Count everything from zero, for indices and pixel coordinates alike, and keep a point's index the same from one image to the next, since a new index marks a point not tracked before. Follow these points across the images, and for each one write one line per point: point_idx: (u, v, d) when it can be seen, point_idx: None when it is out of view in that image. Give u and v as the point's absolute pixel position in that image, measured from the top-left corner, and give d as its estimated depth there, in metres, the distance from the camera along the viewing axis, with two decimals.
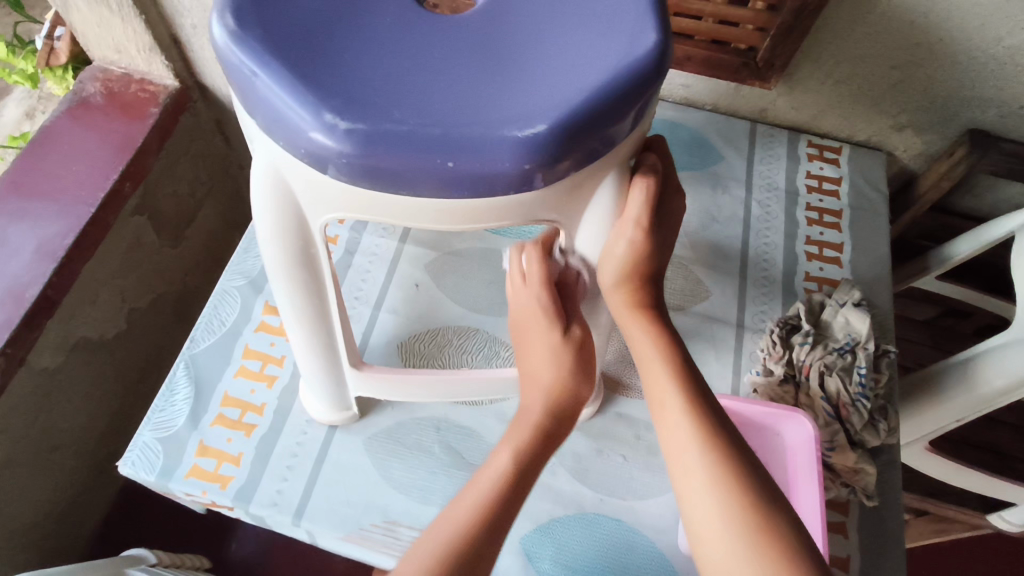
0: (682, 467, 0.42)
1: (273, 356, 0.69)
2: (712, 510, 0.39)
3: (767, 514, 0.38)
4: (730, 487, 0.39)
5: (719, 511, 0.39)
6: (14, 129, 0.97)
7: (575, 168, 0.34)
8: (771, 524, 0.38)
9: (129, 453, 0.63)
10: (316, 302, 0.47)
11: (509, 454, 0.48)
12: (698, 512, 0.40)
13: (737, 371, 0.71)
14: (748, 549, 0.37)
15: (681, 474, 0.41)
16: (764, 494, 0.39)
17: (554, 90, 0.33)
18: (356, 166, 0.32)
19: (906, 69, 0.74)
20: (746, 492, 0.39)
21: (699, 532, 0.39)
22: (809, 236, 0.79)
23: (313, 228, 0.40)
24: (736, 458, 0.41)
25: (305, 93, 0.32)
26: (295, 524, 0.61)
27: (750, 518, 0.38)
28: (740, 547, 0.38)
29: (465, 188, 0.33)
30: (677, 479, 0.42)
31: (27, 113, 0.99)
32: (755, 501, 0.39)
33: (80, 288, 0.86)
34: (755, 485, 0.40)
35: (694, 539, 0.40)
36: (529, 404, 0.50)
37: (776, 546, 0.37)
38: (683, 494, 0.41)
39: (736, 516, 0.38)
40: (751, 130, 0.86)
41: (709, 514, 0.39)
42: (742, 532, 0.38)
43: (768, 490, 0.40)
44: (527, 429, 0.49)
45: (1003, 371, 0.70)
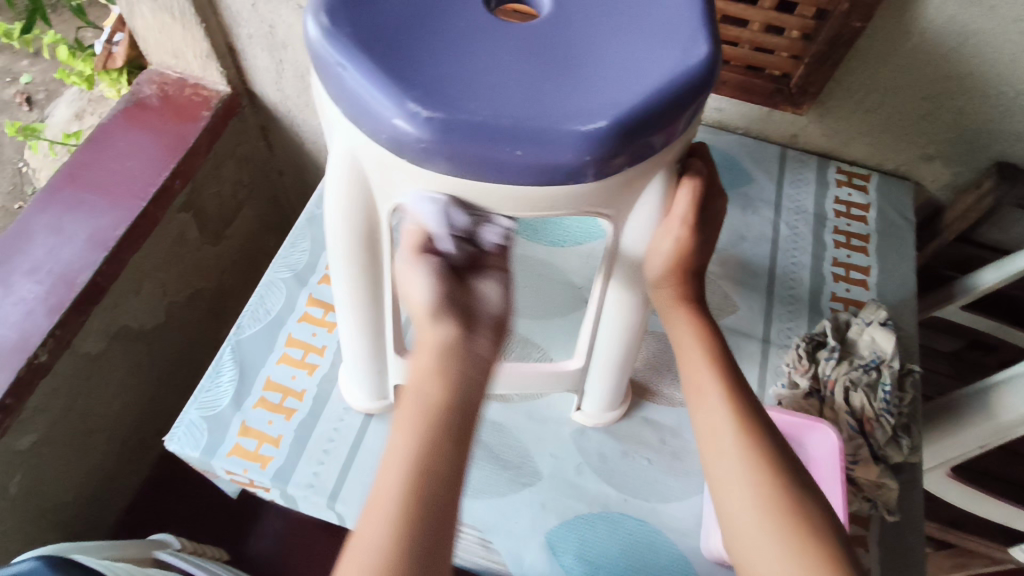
0: (715, 449, 0.44)
1: (315, 345, 0.72)
2: (745, 491, 0.42)
3: (796, 497, 0.41)
4: (763, 471, 0.42)
5: (750, 492, 0.42)
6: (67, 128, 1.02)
7: (628, 165, 0.37)
8: (804, 508, 0.41)
9: (176, 430, 0.66)
10: (372, 287, 0.50)
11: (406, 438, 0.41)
12: (730, 493, 0.42)
13: (763, 384, 0.72)
14: (777, 528, 0.40)
15: (715, 456, 0.44)
16: (795, 478, 0.42)
17: (614, 91, 0.36)
18: (432, 150, 0.36)
19: (936, 100, 0.76)
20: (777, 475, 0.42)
21: (731, 511, 0.42)
22: (836, 257, 0.81)
23: (381, 212, 0.43)
24: (768, 443, 0.43)
25: (390, 84, 0.35)
26: (330, 506, 0.63)
27: (782, 499, 0.41)
28: (771, 526, 0.40)
29: (530, 176, 0.36)
30: (710, 462, 0.44)
31: (77, 114, 1.04)
32: (787, 486, 0.41)
33: (126, 278, 0.90)
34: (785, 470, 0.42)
35: (726, 516, 0.42)
36: (424, 376, 0.43)
37: (803, 526, 0.40)
38: (715, 474, 0.44)
39: (767, 497, 0.41)
40: (781, 154, 0.89)
41: (741, 495, 0.42)
42: (772, 513, 0.41)
43: (797, 480, 0.42)
44: (422, 409, 0.41)
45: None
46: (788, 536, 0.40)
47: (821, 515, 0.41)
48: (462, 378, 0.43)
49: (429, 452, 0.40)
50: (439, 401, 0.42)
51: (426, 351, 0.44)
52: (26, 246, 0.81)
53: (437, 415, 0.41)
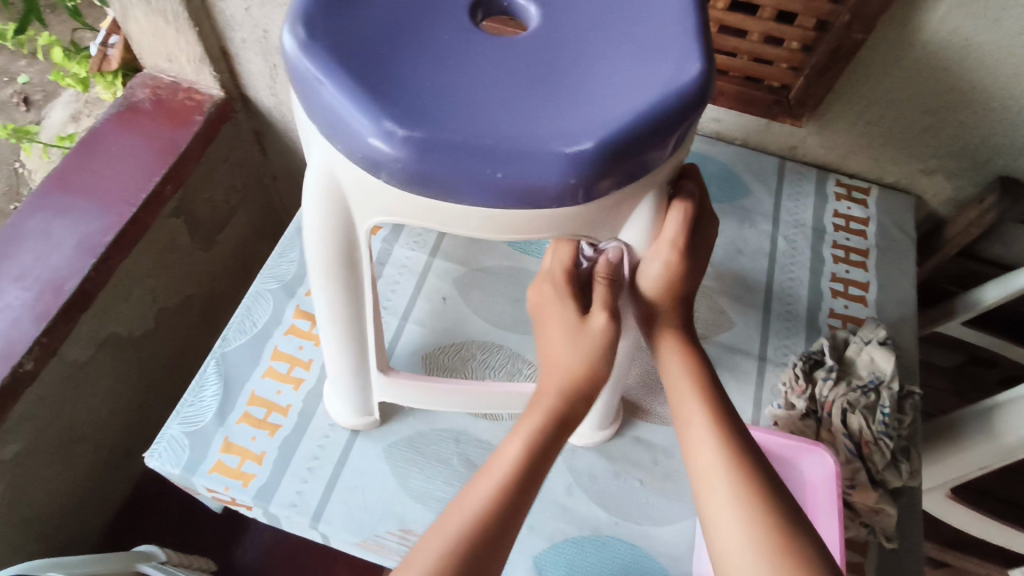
0: (705, 486, 0.42)
1: (301, 359, 0.71)
2: (736, 527, 0.40)
3: (789, 533, 0.39)
4: (756, 505, 0.40)
5: (742, 527, 0.40)
6: (60, 131, 1.01)
7: (616, 187, 0.36)
8: (799, 545, 0.38)
9: (157, 445, 0.64)
10: (353, 306, 0.49)
11: (520, 443, 0.45)
12: (722, 529, 0.40)
13: (759, 404, 0.71)
14: (771, 567, 0.38)
15: (705, 491, 0.42)
16: (786, 511, 0.40)
17: (601, 111, 0.35)
18: (409, 170, 0.34)
19: (938, 114, 0.75)
20: (770, 509, 0.40)
21: (724, 548, 0.40)
22: (835, 273, 0.80)
23: (359, 231, 0.41)
24: (760, 476, 0.41)
25: (366, 101, 0.34)
26: (313, 526, 0.61)
27: (774, 536, 0.39)
28: (764, 564, 0.38)
29: (511, 198, 0.35)
30: (701, 500, 0.43)
31: (73, 115, 1.02)
32: (779, 521, 0.39)
33: (115, 284, 0.89)
34: (778, 503, 0.40)
35: (717, 552, 0.40)
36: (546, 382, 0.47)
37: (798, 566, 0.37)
38: (706, 509, 0.42)
39: (759, 533, 0.39)
40: (780, 166, 0.88)
41: (732, 534, 0.40)
42: (764, 549, 0.38)
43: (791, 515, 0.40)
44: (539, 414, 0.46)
45: None
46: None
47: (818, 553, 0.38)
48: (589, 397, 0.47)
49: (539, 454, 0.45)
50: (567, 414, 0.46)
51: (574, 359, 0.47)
52: (12, 251, 0.80)
53: (558, 432, 0.46)
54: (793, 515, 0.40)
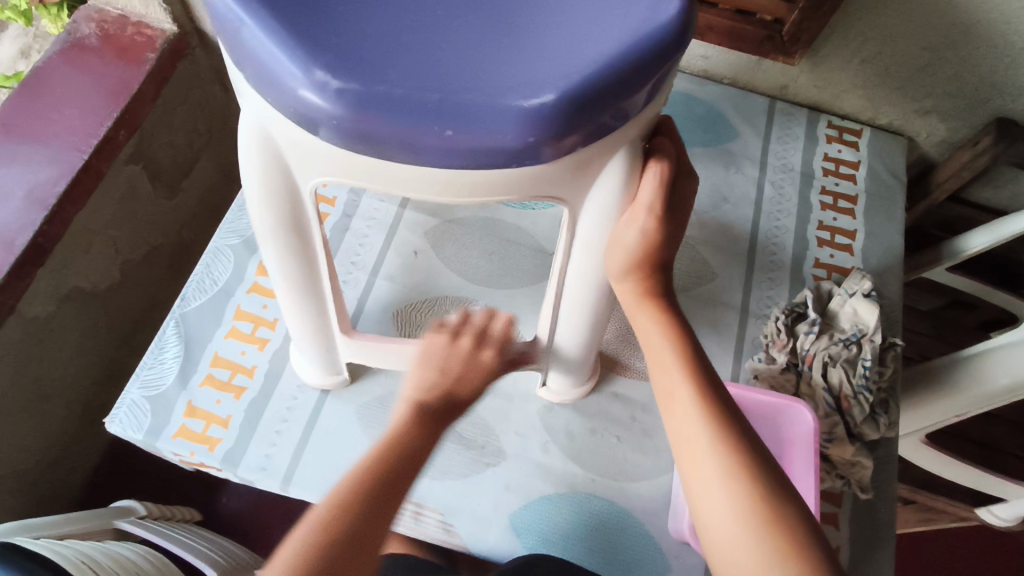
0: (691, 461, 0.40)
1: (265, 318, 0.68)
2: (722, 499, 0.38)
3: (777, 505, 0.38)
4: (745, 480, 0.38)
5: (729, 501, 0.38)
6: (8, 69, 0.90)
7: (583, 144, 0.32)
8: (787, 517, 0.37)
9: (118, 410, 0.62)
10: (307, 272, 0.45)
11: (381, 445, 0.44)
12: (709, 506, 0.39)
13: (739, 357, 0.69)
14: (758, 541, 0.37)
15: (691, 466, 0.40)
16: (776, 483, 0.39)
17: (563, 57, 0.31)
18: (347, 129, 0.30)
19: (937, 51, 0.70)
20: (757, 482, 0.38)
21: (714, 526, 0.38)
22: (822, 220, 0.77)
23: (302, 193, 0.37)
24: (748, 448, 0.39)
25: (294, 46, 0.29)
26: (284, 489, 0.60)
27: (763, 510, 0.37)
28: (750, 537, 0.37)
29: (465, 159, 0.31)
30: (686, 475, 0.40)
31: (23, 51, 0.92)
32: (766, 492, 0.38)
33: (72, 237, 0.82)
34: (767, 475, 0.39)
35: (704, 530, 0.39)
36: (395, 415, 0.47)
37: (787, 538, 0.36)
38: (692, 487, 0.40)
39: (747, 508, 0.37)
40: (769, 107, 0.83)
41: (719, 510, 0.38)
42: (752, 521, 0.37)
43: (782, 486, 0.39)
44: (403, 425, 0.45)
45: (1010, 370, 0.68)
46: (769, 548, 0.36)
47: (804, 523, 0.37)
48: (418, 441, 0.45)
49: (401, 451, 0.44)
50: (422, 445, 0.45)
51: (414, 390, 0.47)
52: None
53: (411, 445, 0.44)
54: (778, 484, 0.39)
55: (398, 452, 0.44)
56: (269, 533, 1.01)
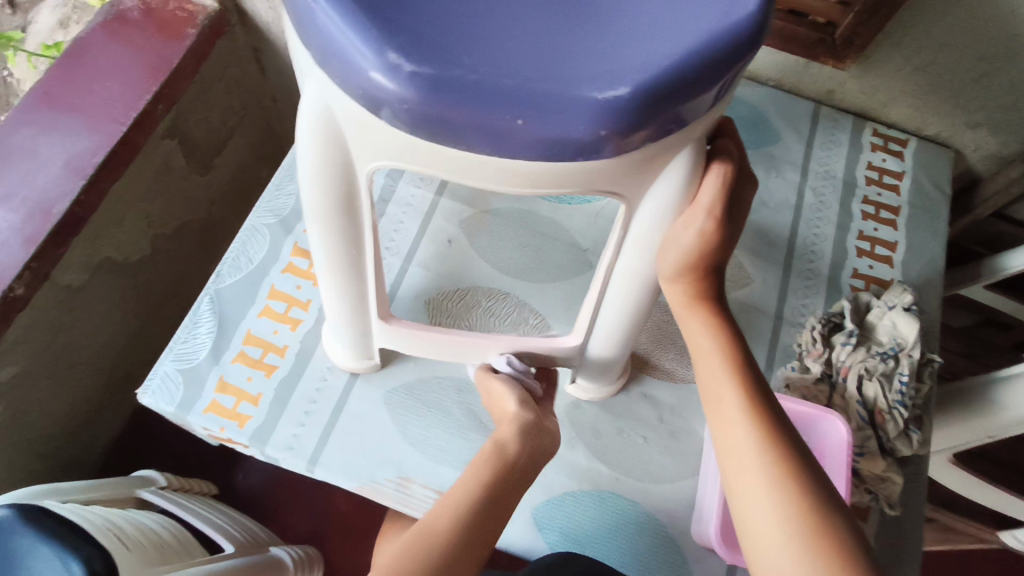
0: (737, 465, 0.40)
1: (298, 299, 0.68)
2: (768, 506, 0.38)
3: (821, 515, 0.37)
4: (792, 487, 0.38)
5: (775, 508, 0.38)
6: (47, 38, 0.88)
7: (649, 141, 0.31)
8: (832, 526, 0.37)
9: (150, 382, 0.63)
10: (354, 256, 0.45)
11: (477, 482, 0.47)
12: (753, 511, 0.38)
13: (771, 365, 0.69)
14: (802, 549, 0.36)
15: (737, 471, 0.40)
16: (821, 493, 0.38)
17: (638, 49, 0.30)
18: (416, 113, 0.30)
19: (994, 62, 0.68)
20: (805, 490, 0.38)
21: (758, 531, 0.38)
22: (862, 230, 0.75)
23: (358, 175, 0.37)
24: (796, 457, 0.39)
25: (367, 27, 0.29)
26: (309, 470, 0.61)
27: (809, 517, 0.37)
28: (794, 543, 0.36)
29: (531, 149, 0.30)
30: (731, 480, 0.40)
31: (62, 21, 0.89)
32: (811, 502, 0.37)
33: (107, 208, 0.83)
34: (814, 485, 0.38)
35: (747, 535, 0.39)
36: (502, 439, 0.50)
37: (835, 548, 0.36)
38: (736, 492, 0.40)
39: (793, 515, 0.37)
40: (814, 112, 0.81)
41: (764, 516, 0.38)
42: (796, 528, 0.37)
43: (829, 496, 0.38)
44: (496, 459, 0.48)
45: None
46: (813, 557, 0.36)
47: (850, 533, 0.37)
48: (509, 481, 0.47)
49: (494, 490, 0.46)
50: (513, 455, 0.48)
51: (505, 423, 0.51)
52: None
53: (504, 476, 0.47)
54: (825, 494, 0.38)
55: (496, 491, 0.46)
56: (284, 511, 1.02)
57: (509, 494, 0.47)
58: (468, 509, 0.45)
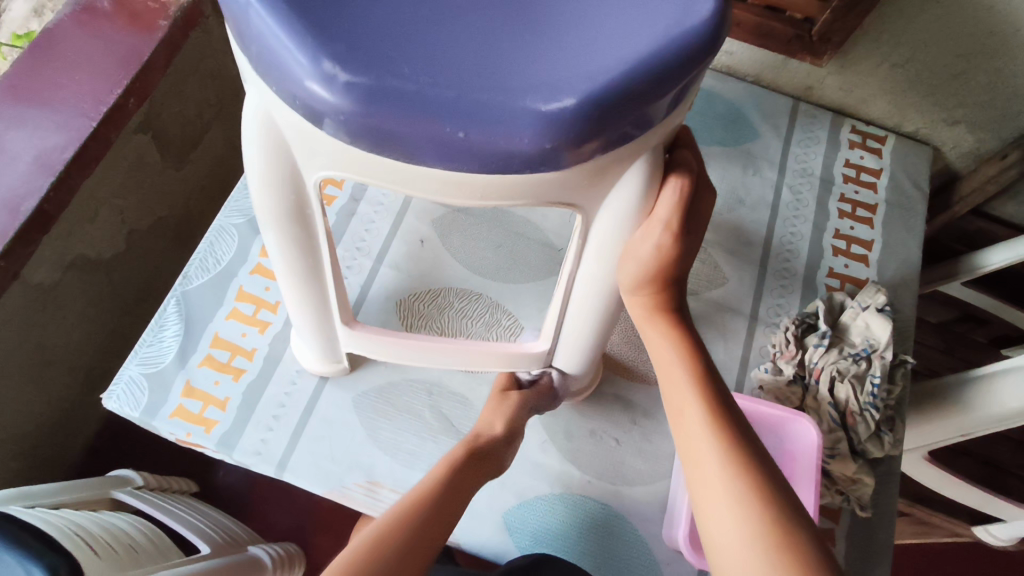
0: (701, 478, 0.40)
1: (267, 301, 0.67)
2: (731, 518, 0.37)
3: (788, 528, 0.36)
4: (755, 498, 0.38)
5: (739, 522, 0.37)
6: (20, 27, 0.85)
7: (601, 152, 0.31)
8: (797, 540, 0.36)
9: (115, 386, 0.62)
10: (311, 263, 0.44)
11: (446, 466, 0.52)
12: (718, 523, 0.38)
13: (745, 365, 0.68)
14: (766, 564, 0.35)
15: (701, 485, 0.40)
16: (785, 503, 0.38)
17: (585, 59, 0.29)
18: (355, 124, 0.29)
19: (972, 59, 0.68)
20: (768, 501, 0.37)
21: (722, 545, 0.37)
22: (838, 229, 0.75)
23: (307, 185, 0.36)
24: (759, 468, 0.39)
25: (303, 35, 0.28)
26: (278, 475, 0.60)
27: (773, 529, 0.36)
28: (759, 556, 0.36)
29: (476, 161, 0.29)
30: (695, 494, 0.40)
31: (36, 10, 0.86)
32: (775, 514, 0.37)
33: (79, 205, 0.81)
34: (777, 497, 0.38)
35: (712, 549, 0.38)
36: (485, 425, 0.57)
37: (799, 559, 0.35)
38: (701, 504, 0.39)
39: (756, 526, 0.37)
40: (792, 108, 0.81)
41: (727, 529, 0.37)
42: (761, 543, 0.36)
43: (793, 507, 0.38)
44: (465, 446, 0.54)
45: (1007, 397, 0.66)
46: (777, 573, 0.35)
47: (814, 542, 0.36)
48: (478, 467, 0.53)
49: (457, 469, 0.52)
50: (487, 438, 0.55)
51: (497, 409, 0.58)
52: None
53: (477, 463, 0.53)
54: (790, 505, 0.38)
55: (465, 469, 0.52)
56: (264, 509, 1.01)
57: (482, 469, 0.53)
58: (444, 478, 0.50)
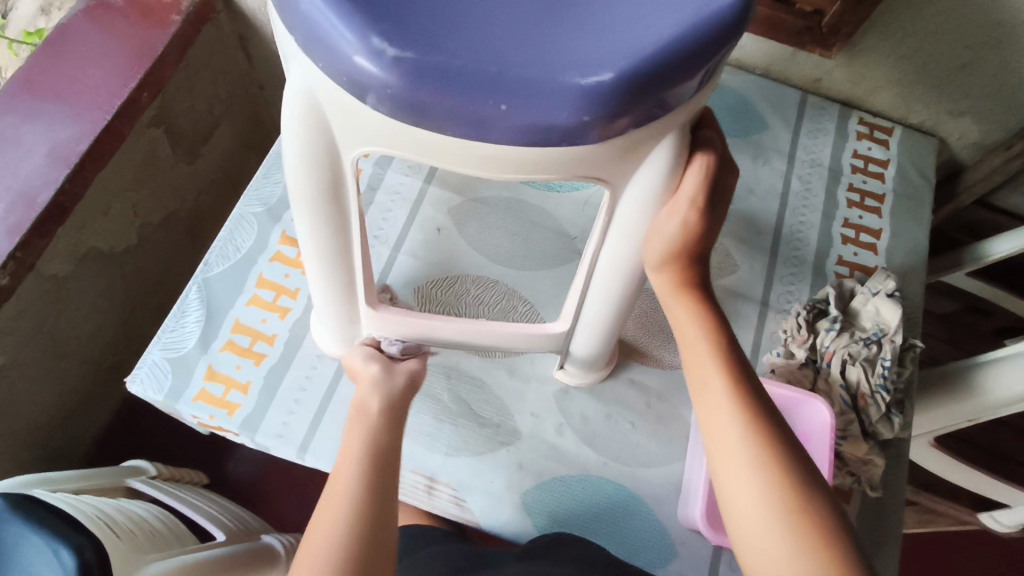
0: (721, 446, 0.41)
1: (287, 287, 0.68)
2: (750, 485, 0.39)
3: (806, 494, 0.38)
4: (775, 467, 0.39)
5: (759, 488, 0.38)
6: (30, 26, 0.86)
7: (633, 127, 0.32)
8: (814, 506, 0.38)
9: (138, 370, 0.63)
10: (341, 243, 0.45)
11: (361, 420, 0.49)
12: (737, 490, 0.39)
13: (757, 350, 0.69)
14: (785, 528, 0.37)
15: (721, 454, 0.41)
16: (803, 473, 0.39)
17: (621, 36, 0.30)
18: (400, 98, 0.30)
19: (978, 50, 0.69)
20: (786, 470, 0.39)
21: (741, 510, 0.39)
22: (847, 218, 0.76)
23: (344, 162, 0.37)
24: (779, 438, 0.40)
25: (351, 12, 0.29)
26: (300, 457, 0.61)
27: (791, 495, 0.38)
28: (778, 521, 0.37)
29: (515, 135, 0.31)
30: (715, 462, 0.41)
31: (44, 8, 0.86)
32: (793, 482, 0.38)
33: (93, 198, 0.82)
34: (796, 467, 0.39)
35: (732, 514, 0.40)
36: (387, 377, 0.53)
37: (815, 524, 0.37)
38: (720, 471, 0.41)
39: (776, 491, 0.38)
40: (801, 100, 0.82)
41: (747, 495, 0.39)
42: (780, 508, 0.38)
43: (811, 477, 0.39)
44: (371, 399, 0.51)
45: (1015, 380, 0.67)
46: (795, 536, 0.37)
47: (830, 510, 0.38)
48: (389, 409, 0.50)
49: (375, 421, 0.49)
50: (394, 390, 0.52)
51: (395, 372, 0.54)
52: None
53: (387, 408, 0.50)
54: (808, 475, 0.39)
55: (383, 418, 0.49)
56: (276, 499, 1.02)
57: (394, 437, 0.48)
58: (364, 462, 0.45)
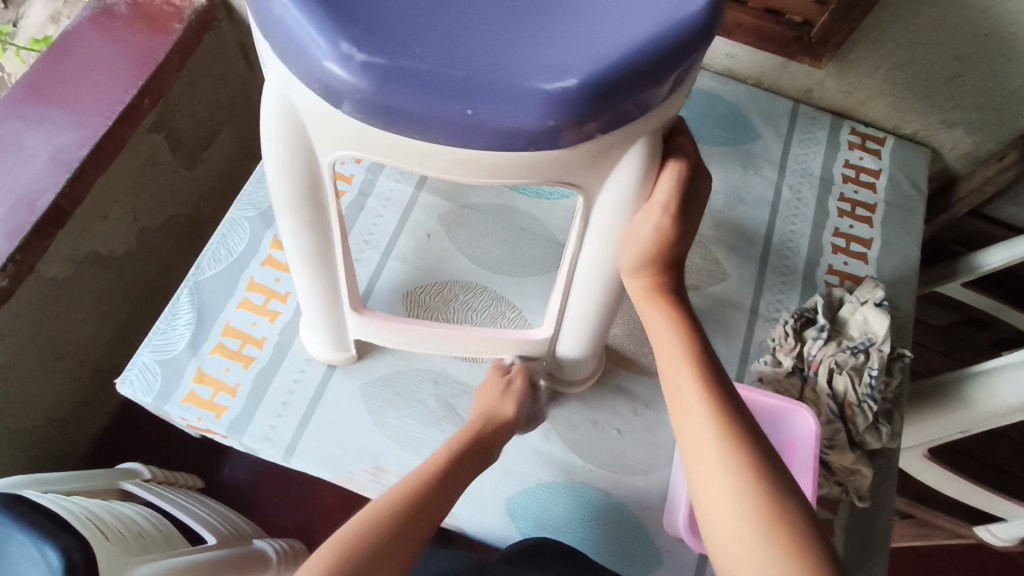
0: (695, 451, 0.41)
1: (277, 291, 0.68)
2: (723, 488, 0.39)
3: (779, 498, 0.38)
4: (747, 470, 0.39)
5: (732, 491, 0.39)
6: (37, 32, 0.87)
7: (602, 132, 0.32)
8: (786, 509, 0.38)
9: (129, 372, 0.63)
10: (322, 246, 0.45)
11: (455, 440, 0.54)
12: (710, 493, 0.39)
13: (745, 359, 0.70)
14: (758, 531, 0.37)
15: (695, 458, 0.41)
16: (776, 476, 0.39)
17: (588, 43, 0.31)
18: (370, 103, 0.30)
19: (968, 62, 0.69)
20: (759, 473, 0.39)
21: (714, 514, 0.39)
22: (838, 227, 0.76)
23: (322, 165, 0.38)
24: (752, 441, 0.40)
25: (322, 20, 0.30)
26: (286, 460, 0.61)
27: (763, 498, 0.38)
28: (749, 524, 0.37)
29: (483, 139, 0.31)
30: (690, 466, 0.41)
31: (52, 16, 0.87)
32: (765, 486, 0.38)
33: (92, 202, 0.83)
34: (768, 471, 0.39)
35: (706, 518, 0.39)
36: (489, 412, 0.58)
37: (786, 528, 0.37)
38: (694, 474, 0.41)
39: (748, 495, 0.38)
40: (793, 110, 0.82)
41: (720, 498, 0.39)
42: (752, 511, 0.38)
43: (785, 481, 0.39)
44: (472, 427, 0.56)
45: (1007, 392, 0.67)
46: (767, 538, 0.37)
47: (803, 515, 0.38)
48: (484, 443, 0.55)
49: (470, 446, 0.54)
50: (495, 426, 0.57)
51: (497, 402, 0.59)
52: None
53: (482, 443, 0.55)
54: (782, 480, 0.39)
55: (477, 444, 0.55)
56: (269, 504, 1.02)
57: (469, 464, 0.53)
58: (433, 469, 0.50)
